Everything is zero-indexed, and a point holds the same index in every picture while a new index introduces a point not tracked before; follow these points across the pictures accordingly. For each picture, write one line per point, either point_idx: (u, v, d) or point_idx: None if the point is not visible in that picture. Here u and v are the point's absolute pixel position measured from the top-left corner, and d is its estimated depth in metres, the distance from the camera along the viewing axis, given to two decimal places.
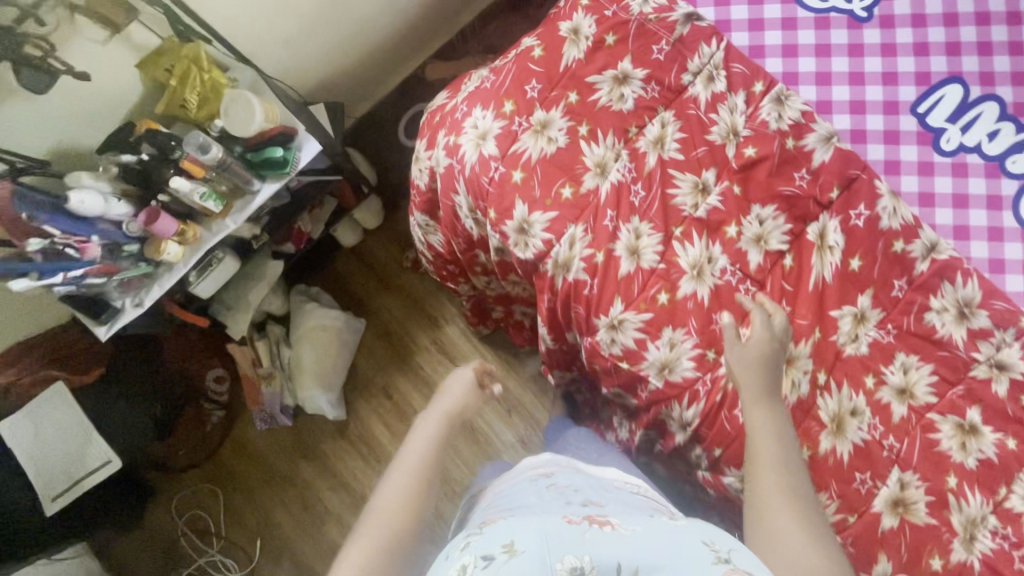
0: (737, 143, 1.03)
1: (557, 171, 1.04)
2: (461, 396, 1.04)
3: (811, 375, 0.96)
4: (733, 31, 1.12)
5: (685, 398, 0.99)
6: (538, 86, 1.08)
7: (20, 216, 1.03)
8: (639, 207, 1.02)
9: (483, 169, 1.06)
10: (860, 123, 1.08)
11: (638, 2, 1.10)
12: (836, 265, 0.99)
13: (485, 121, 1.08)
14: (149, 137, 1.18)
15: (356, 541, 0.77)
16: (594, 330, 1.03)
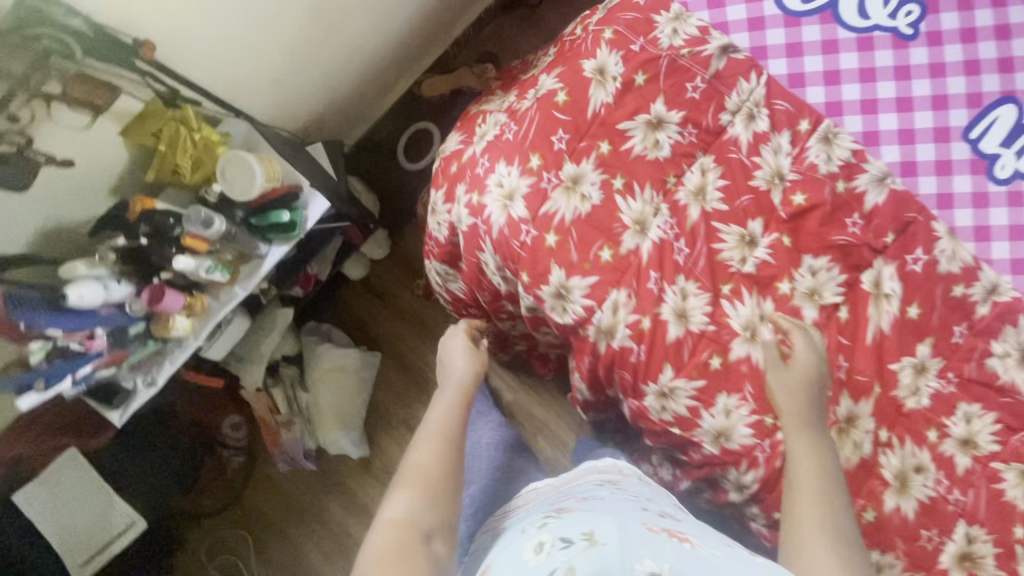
0: (783, 188, 0.97)
1: (594, 231, 0.97)
2: (465, 362, 1.09)
3: (873, 434, 0.93)
4: (770, 58, 1.04)
5: (743, 463, 0.95)
6: (566, 137, 0.99)
7: (19, 325, 0.96)
8: (684, 265, 0.96)
9: (514, 232, 0.99)
10: (910, 155, 1.01)
11: (668, 35, 1.01)
12: (894, 314, 0.95)
13: (511, 178, 1.00)
14: (147, 218, 1.09)
15: (401, 492, 0.83)
16: (643, 395, 0.99)
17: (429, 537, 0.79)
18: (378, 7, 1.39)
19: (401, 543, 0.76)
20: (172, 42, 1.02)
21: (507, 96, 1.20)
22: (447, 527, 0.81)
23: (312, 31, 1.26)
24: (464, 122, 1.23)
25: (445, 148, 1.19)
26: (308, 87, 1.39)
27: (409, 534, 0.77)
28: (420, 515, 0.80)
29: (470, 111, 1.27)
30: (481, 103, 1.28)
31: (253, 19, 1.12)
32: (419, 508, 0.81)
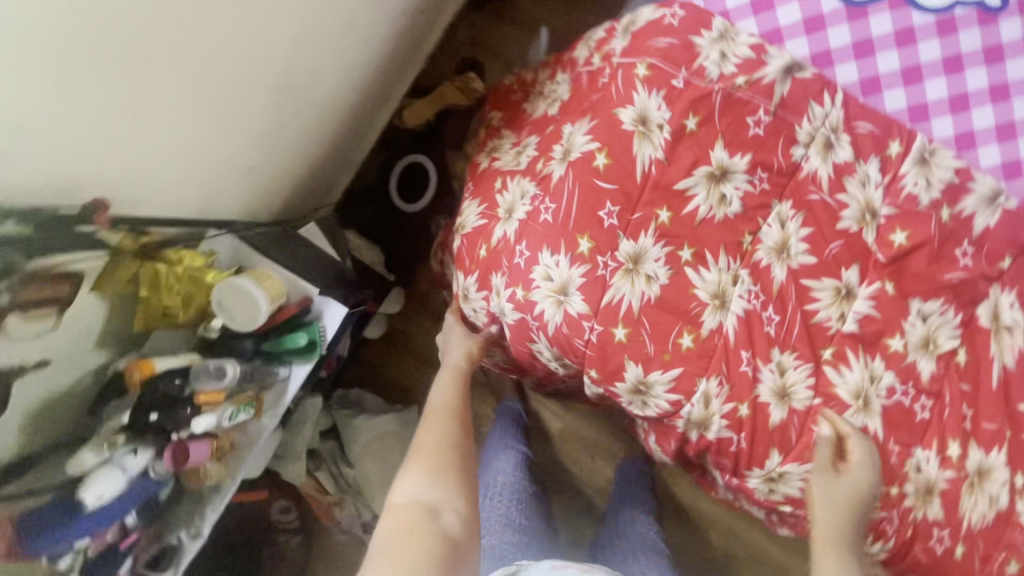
0: (878, 226, 0.82)
1: (668, 317, 0.84)
2: (462, 345, 1.00)
3: (1009, 483, 0.84)
4: (836, 65, 0.86)
5: (870, 535, 0.87)
6: (615, 210, 0.84)
7: (41, 564, 0.86)
8: (776, 336, 0.83)
9: (575, 330, 0.86)
10: (1013, 154, 0.85)
11: (715, 61, 0.83)
12: (1018, 348, 0.83)
13: (560, 268, 0.85)
14: (148, 388, 0.95)
15: (407, 474, 0.78)
16: (745, 477, 0.89)
17: (436, 512, 0.72)
18: (345, 56, 1.18)
19: (408, 525, 0.70)
20: (134, 183, 0.84)
21: (525, 147, 0.99)
22: (454, 500, 0.75)
23: (278, 109, 1.06)
24: (475, 184, 1.00)
25: (466, 222, 0.97)
26: (282, 165, 1.19)
27: (413, 514, 0.71)
28: (426, 491, 0.75)
29: (479, 166, 1.05)
30: (487, 153, 1.08)
31: (219, 124, 0.93)
32: (425, 486, 0.76)
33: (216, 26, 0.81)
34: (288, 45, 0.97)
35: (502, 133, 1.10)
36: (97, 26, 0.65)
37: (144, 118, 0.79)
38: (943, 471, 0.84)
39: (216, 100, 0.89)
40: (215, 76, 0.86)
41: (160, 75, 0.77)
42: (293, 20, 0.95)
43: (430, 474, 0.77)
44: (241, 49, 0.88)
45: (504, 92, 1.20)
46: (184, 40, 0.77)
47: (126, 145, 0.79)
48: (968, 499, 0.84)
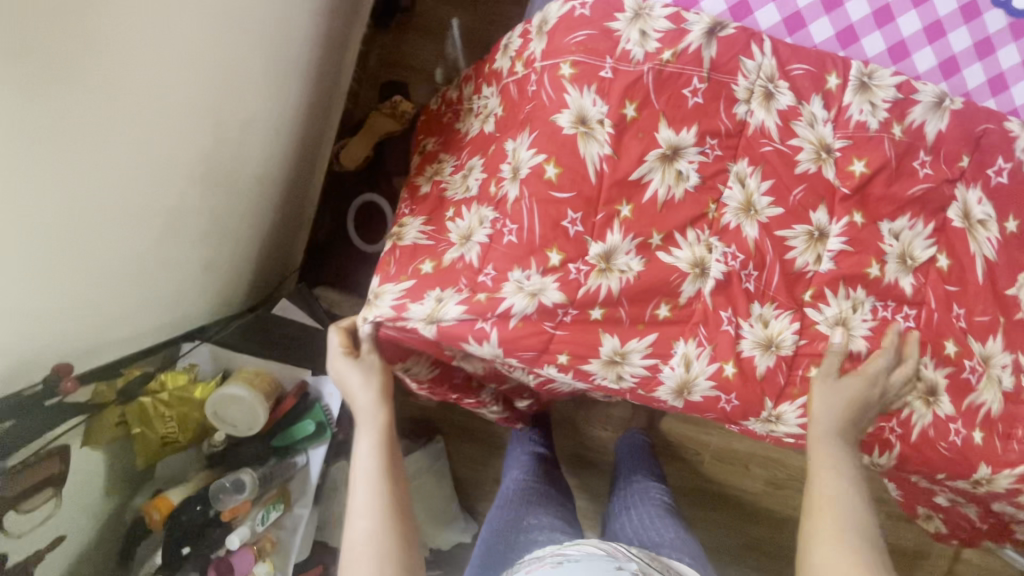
0: (835, 161, 0.81)
1: (645, 295, 0.80)
2: (368, 388, 0.83)
3: (1012, 364, 0.84)
4: (756, 11, 0.84)
5: (876, 449, 0.86)
6: (578, 216, 0.81)
7: None
8: (756, 291, 0.81)
9: (545, 315, 0.81)
10: (946, 52, 0.85)
11: (637, 42, 0.81)
12: (996, 238, 0.83)
13: (532, 280, 0.81)
14: (172, 524, 0.93)
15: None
16: (744, 425, 0.86)
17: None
18: (265, 124, 1.13)
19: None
20: (91, 325, 0.80)
21: (469, 170, 0.95)
22: None
23: (212, 202, 1.01)
24: (421, 205, 0.98)
25: (404, 235, 0.94)
26: (235, 253, 1.15)
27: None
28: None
29: (419, 189, 1.03)
30: (427, 176, 1.05)
31: (160, 237, 0.89)
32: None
33: (136, 147, 0.77)
34: (207, 138, 0.93)
35: (441, 158, 1.06)
36: (25, 190, 0.62)
37: (85, 261, 0.75)
38: (941, 370, 0.82)
39: (151, 215, 0.85)
40: (143, 193, 0.82)
41: (92, 214, 0.73)
42: (208, 113, 0.91)
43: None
44: (165, 157, 0.84)
45: (436, 119, 1.16)
46: (110, 171, 0.73)
47: (76, 293, 0.75)
48: (981, 391, 0.83)
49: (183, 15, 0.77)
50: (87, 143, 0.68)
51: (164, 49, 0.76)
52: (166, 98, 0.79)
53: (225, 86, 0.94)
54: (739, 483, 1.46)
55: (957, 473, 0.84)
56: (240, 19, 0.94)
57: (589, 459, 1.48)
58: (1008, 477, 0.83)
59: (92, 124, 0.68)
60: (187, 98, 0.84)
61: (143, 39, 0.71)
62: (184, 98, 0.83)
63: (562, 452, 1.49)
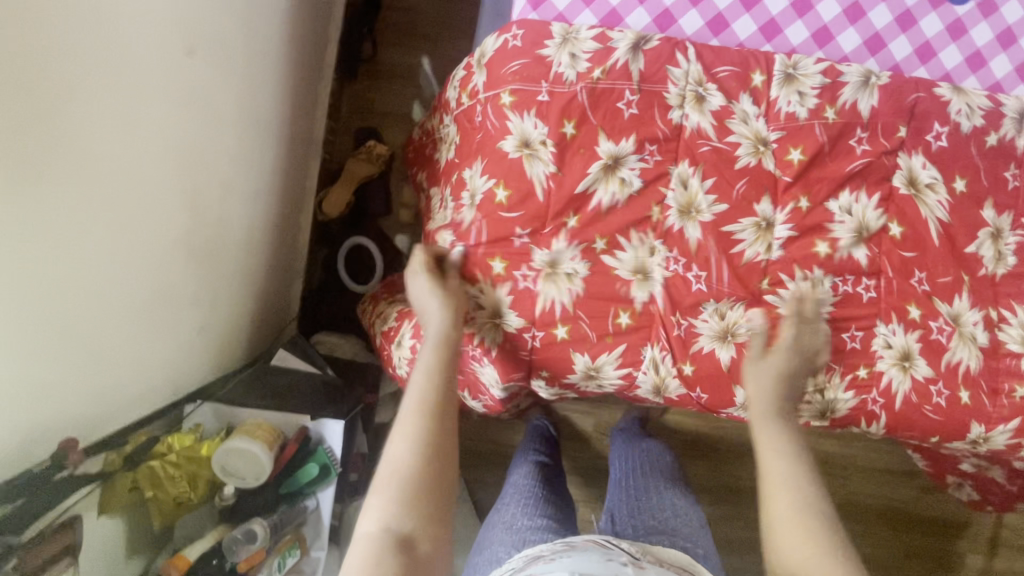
0: (774, 152, 0.84)
1: (599, 304, 0.86)
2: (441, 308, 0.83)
3: (981, 320, 0.86)
4: (679, 19, 0.89)
5: (863, 421, 0.89)
6: (523, 230, 0.86)
7: None
8: (706, 292, 0.85)
9: (520, 343, 0.88)
10: (869, 29, 0.89)
11: (568, 64, 0.86)
12: (946, 200, 0.84)
13: (487, 293, 0.87)
14: None
15: (375, 496, 0.67)
16: (730, 413, 0.90)
17: (409, 547, 0.63)
18: (243, 189, 1.20)
19: (375, 559, 0.61)
20: (97, 398, 0.86)
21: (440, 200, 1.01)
22: (427, 525, 0.65)
23: (198, 269, 1.07)
24: None
25: None
26: (229, 313, 1.21)
27: (390, 545, 0.62)
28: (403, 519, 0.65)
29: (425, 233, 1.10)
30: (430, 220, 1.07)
31: (154, 306, 0.95)
32: (396, 510, 0.65)
33: (117, 228, 0.84)
34: (185, 208, 1.00)
35: (430, 192, 1.10)
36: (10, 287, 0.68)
37: (85, 338, 0.81)
38: (911, 335, 0.85)
39: (143, 288, 0.92)
40: (131, 267, 0.88)
41: (83, 295, 0.79)
42: (181, 188, 0.98)
43: (405, 495, 0.66)
44: (145, 234, 0.90)
45: (420, 149, 1.22)
46: (95, 253, 0.80)
47: (77, 369, 0.81)
48: (957, 348, 0.86)
49: (139, 105, 0.84)
50: (64, 234, 0.74)
51: (131, 136, 0.84)
52: (140, 179, 0.87)
53: (198, 158, 1.02)
54: None
55: (944, 431, 0.87)
56: (207, 97, 1.02)
57: (604, 466, 1.49)
58: (1005, 433, 0.87)
59: (65, 216, 0.74)
60: (159, 176, 0.92)
61: (109, 131, 0.79)
62: (157, 176, 0.91)
63: (576, 465, 1.49)
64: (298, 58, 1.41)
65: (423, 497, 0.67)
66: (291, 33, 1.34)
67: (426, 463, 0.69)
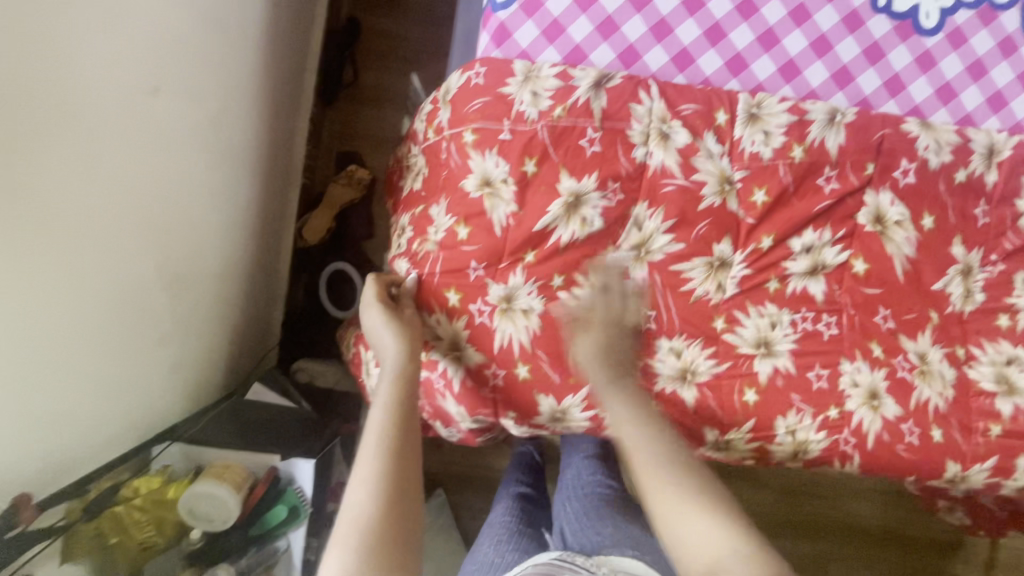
0: (737, 192, 0.84)
1: (559, 344, 0.84)
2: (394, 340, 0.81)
3: (949, 358, 0.85)
4: (644, 55, 0.88)
5: (836, 460, 0.87)
6: (479, 263, 0.85)
7: None
8: (658, 329, 0.84)
9: (480, 380, 0.87)
10: (836, 63, 0.88)
11: (530, 103, 0.84)
12: (913, 237, 0.84)
13: (444, 327, 0.86)
14: None
15: (333, 549, 0.61)
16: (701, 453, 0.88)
17: None
18: (219, 222, 1.19)
19: None
20: (55, 446, 0.85)
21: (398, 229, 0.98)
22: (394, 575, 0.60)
23: (170, 307, 1.06)
24: None
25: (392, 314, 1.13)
26: (203, 348, 1.19)
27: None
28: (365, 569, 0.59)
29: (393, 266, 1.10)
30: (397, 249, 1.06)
31: (120, 349, 0.94)
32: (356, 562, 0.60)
33: (76, 276, 0.83)
34: (156, 248, 0.99)
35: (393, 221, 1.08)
36: None
37: (40, 388, 0.80)
38: (878, 372, 0.85)
39: (107, 332, 0.91)
40: (91, 313, 0.87)
41: (34, 348, 0.78)
42: (148, 229, 0.97)
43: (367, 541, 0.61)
44: (109, 278, 0.89)
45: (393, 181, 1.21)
46: (51, 303, 0.80)
47: (32, 419, 0.81)
48: (924, 387, 0.85)
49: (101, 150, 0.84)
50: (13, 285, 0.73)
51: (91, 183, 0.83)
52: (102, 223, 0.86)
53: (168, 196, 1.01)
54: (755, 495, 1.44)
55: (919, 470, 0.86)
56: (177, 136, 1.02)
57: None
58: (982, 472, 0.86)
59: (14, 266, 0.73)
60: (124, 220, 0.91)
61: (68, 181, 0.79)
62: (122, 219, 0.90)
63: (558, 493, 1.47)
64: (276, 89, 1.40)
65: (385, 540, 0.62)
66: (269, 63, 1.34)
67: (387, 502, 0.66)
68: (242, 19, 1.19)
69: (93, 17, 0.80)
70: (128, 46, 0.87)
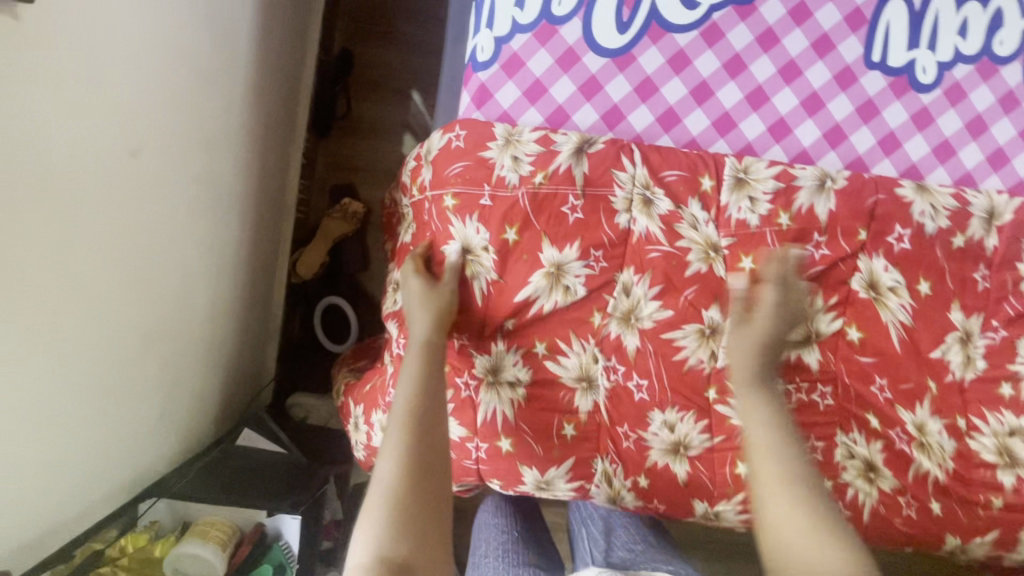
0: (724, 259, 0.82)
1: (544, 415, 0.83)
2: (425, 314, 0.78)
3: (949, 428, 0.82)
4: (628, 116, 0.86)
5: None
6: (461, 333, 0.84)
7: None
8: (650, 400, 0.82)
9: (463, 454, 0.84)
10: (828, 121, 0.85)
11: (510, 167, 0.83)
12: (908, 304, 0.82)
13: None
14: None
15: (363, 523, 0.60)
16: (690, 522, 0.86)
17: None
18: (206, 271, 1.19)
19: None
20: (35, 516, 0.85)
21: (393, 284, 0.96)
22: (426, 552, 0.59)
23: (156, 360, 1.06)
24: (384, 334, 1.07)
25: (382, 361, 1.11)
26: (192, 396, 1.19)
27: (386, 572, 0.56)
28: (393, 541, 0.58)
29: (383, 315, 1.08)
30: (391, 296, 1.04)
31: (102, 412, 0.94)
32: (386, 537, 0.58)
33: (55, 347, 0.83)
34: (138, 306, 0.99)
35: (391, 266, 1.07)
36: None
37: (24, 461, 0.81)
38: (874, 445, 0.82)
39: (90, 396, 0.91)
40: (73, 381, 0.87)
41: (14, 422, 0.78)
42: (129, 288, 0.96)
43: (393, 513, 0.60)
44: (90, 342, 0.89)
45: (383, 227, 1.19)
46: (34, 377, 0.80)
47: (15, 491, 0.80)
48: (923, 459, 0.82)
49: (82, 219, 0.84)
50: None
51: (69, 253, 0.83)
52: (81, 291, 0.86)
53: (150, 254, 1.01)
54: None
55: (917, 543, 0.83)
56: (160, 192, 1.01)
57: None
58: (983, 545, 0.83)
59: None
60: (104, 283, 0.90)
61: (49, 256, 0.79)
62: (102, 282, 0.90)
63: None
64: (268, 128, 1.40)
65: (415, 515, 0.61)
66: (259, 106, 1.33)
67: (416, 472, 0.64)
68: (232, 68, 1.18)
69: (72, 93, 0.80)
70: (109, 113, 0.87)
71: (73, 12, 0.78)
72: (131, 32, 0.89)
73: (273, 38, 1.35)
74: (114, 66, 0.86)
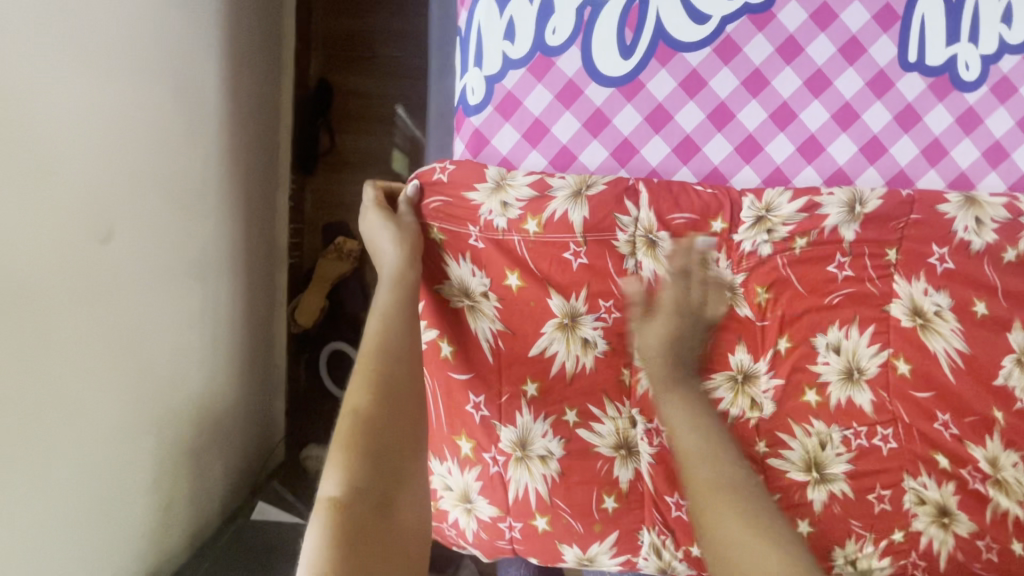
0: (743, 296, 0.75)
1: (580, 489, 0.76)
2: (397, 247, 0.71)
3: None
4: (641, 149, 0.77)
5: None
6: (480, 400, 0.76)
7: None
8: None
9: (495, 535, 0.78)
10: (864, 135, 0.76)
11: (499, 212, 0.75)
12: (957, 327, 0.74)
13: (455, 478, 0.78)
14: None
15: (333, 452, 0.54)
16: None
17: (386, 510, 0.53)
18: (199, 341, 1.11)
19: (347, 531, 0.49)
20: None
21: None
22: (406, 482, 0.56)
23: (154, 451, 0.98)
24: None
25: None
26: (196, 476, 1.12)
27: (358, 512, 0.51)
28: (364, 477, 0.53)
29: None
30: None
31: (101, 521, 0.87)
32: (362, 469, 0.54)
33: (38, 469, 0.75)
34: (128, 400, 0.91)
35: None
36: None
37: None
38: (946, 487, 0.74)
39: (90, 503, 0.85)
40: (66, 496, 0.80)
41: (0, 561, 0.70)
42: (116, 384, 0.89)
43: (361, 449, 0.54)
44: (77, 452, 0.81)
45: None
46: (21, 502, 0.73)
47: None
48: (1000, 497, 0.73)
49: (53, 325, 0.76)
50: None
51: (41, 365, 0.74)
52: (60, 402, 0.78)
53: (134, 340, 0.92)
54: None
55: None
56: (140, 272, 0.93)
57: None
58: None
59: None
60: (87, 387, 0.82)
61: (22, 372, 0.72)
62: (84, 386, 0.82)
63: None
64: (250, 177, 1.31)
65: (390, 447, 0.57)
66: (238, 155, 1.24)
67: (384, 407, 0.59)
68: (204, 121, 1.09)
69: (28, 190, 0.71)
70: (73, 201, 0.78)
71: (18, 99, 0.69)
72: (86, 108, 0.80)
73: (245, 81, 1.26)
74: (72, 148, 0.78)
